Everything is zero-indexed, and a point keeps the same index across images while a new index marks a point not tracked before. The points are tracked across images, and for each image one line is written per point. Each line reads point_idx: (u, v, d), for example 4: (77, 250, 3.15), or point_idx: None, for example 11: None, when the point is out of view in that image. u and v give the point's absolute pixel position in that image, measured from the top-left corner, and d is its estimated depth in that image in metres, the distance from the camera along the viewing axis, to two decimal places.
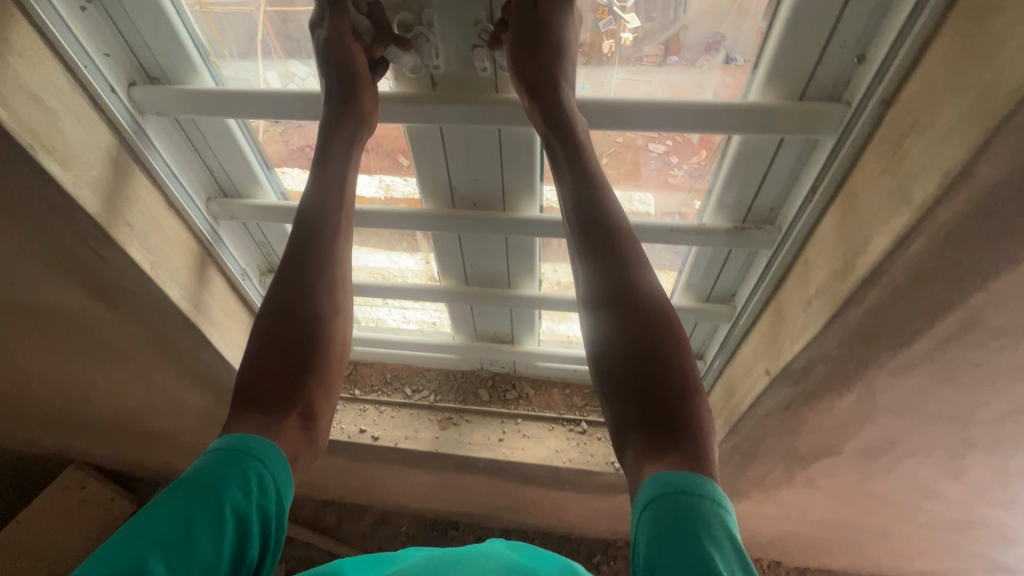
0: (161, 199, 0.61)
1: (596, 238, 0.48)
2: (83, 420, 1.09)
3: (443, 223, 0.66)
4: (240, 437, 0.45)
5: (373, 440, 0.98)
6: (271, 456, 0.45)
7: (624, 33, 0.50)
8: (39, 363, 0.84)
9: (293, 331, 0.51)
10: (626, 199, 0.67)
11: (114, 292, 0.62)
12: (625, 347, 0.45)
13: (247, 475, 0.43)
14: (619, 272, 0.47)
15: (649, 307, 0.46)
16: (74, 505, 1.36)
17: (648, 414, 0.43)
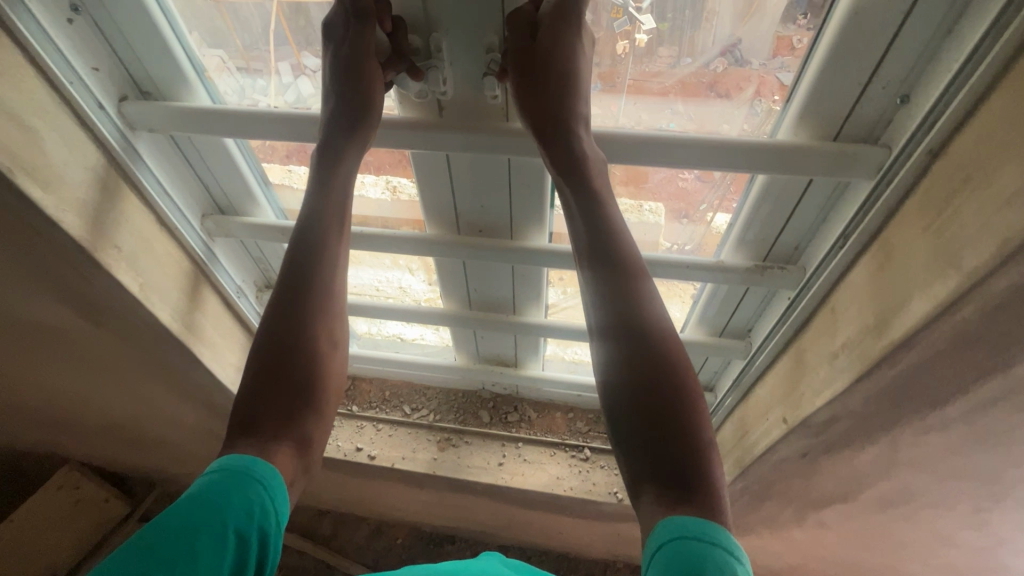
0: (152, 218, 0.58)
1: (608, 272, 0.45)
2: (76, 425, 1.07)
3: (448, 251, 0.63)
4: (240, 459, 0.43)
5: (369, 459, 0.96)
6: (274, 483, 0.43)
7: (639, 34, 0.45)
8: (29, 374, 0.81)
9: (283, 362, 0.48)
10: (635, 209, 0.62)
11: (102, 312, 0.60)
12: (635, 387, 0.42)
13: (248, 503, 0.41)
14: (630, 306, 0.44)
15: (660, 343, 0.43)
16: (68, 507, 1.32)
17: (658, 462, 0.40)
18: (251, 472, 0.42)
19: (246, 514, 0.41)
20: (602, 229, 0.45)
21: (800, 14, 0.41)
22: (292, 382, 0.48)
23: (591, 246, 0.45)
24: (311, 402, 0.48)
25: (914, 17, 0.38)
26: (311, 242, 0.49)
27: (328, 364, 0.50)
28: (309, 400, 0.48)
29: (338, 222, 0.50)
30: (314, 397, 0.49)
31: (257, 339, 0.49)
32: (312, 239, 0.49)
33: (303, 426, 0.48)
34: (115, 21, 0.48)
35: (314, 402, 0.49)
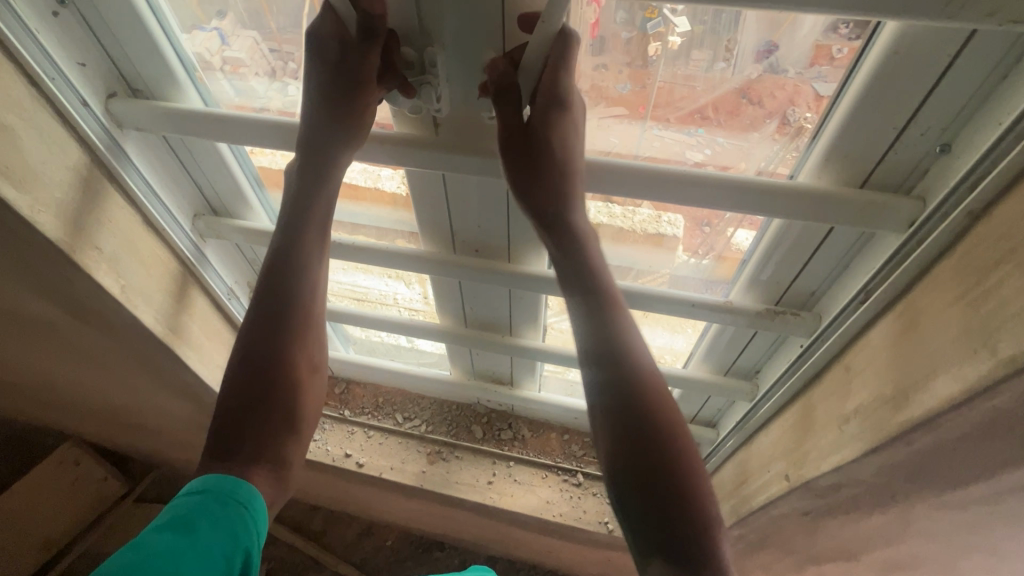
0: (138, 218, 0.56)
1: (590, 307, 0.44)
2: (71, 406, 1.06)
3: (441, 271, 0.60)
4: (222, 480, 0.41)
5: (358, 467, 0.94)
6: (258, 506, 0.41)
7: (673, 38, 0.39)
8: (21, 359, 0.81)
9: (262, 385, 0.45)
10: (653, 220, 0.55)
11: (86, 310, 0.58)
12: (624, 429, 0.41)
13: (232, 526, 0.39)
14: (612, 341, 0.43)
15: (643, 381, 0.42)
16: (67, 483, 1.32)
17: (650, 520, 0.39)
18: (235, 494, 0.40)
19: (231, 537, 0.38)
20: (583, 263, 0.45)
21: (843, 23, 0.35)
22: (268, 409, 0.45)
23: (579, 287, 0.44)
24: (287, 430, 0.46)
25: (961, 61, 0.33)
26: (288, 261, 0.47)
27: (306, 390, 0.48)
28: (286, 426, 0.46)
29: (319, 231, 0.48)
30: (292, 424, 0.46)
31: (229, 363, 0.46)
32: (292, 258, 0.47)
33: (279, 456, 0.45)
34: (101, 16, 0.46)
35: (292, 429, 0.47)
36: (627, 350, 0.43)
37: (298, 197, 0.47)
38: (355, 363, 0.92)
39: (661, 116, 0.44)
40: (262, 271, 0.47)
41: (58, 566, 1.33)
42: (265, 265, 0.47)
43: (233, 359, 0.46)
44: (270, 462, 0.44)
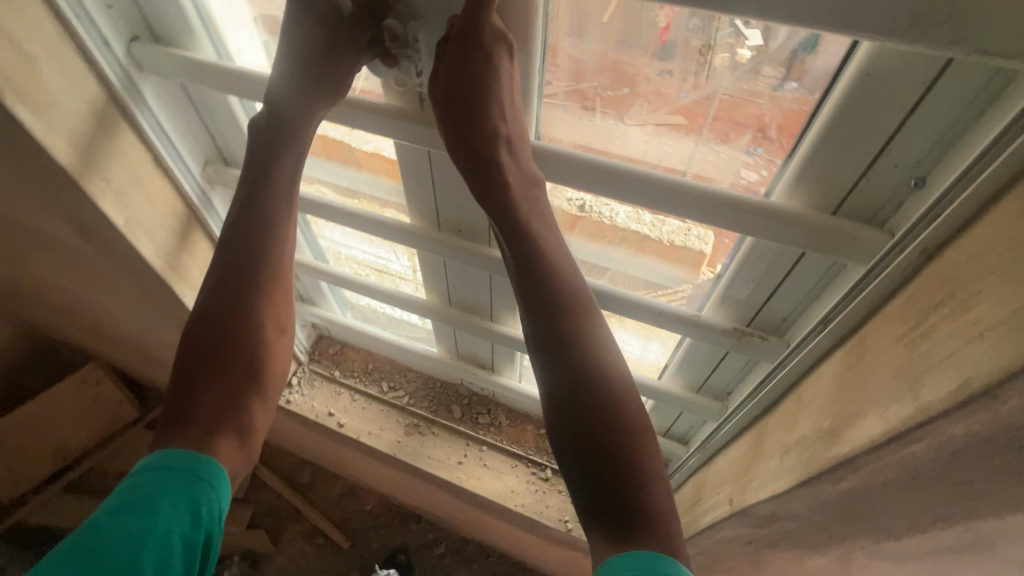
0: (149, 157, 0.60)
1: (538, 291, 0.42)
2: (92, 328, 1.14)
3: (423, 248, 0.62)
4: (182, 456, 0.43)
5: (338, 426, 0.97)
6: (219, 480, 0.44)
7: (742, 50, 0.36)
8: (46, 277, 0.88)
9: (223, 334, 0.48)
10: (681, 232, 0.52)
11: (95, 236, 0.63)
12: (575, 417, 0.41)
13: (194, 501, 0.42)
14: (561, 325, 0.42)
15: (594, 367, 0.42)
16: (87, 401, 1.40)
17: (603, 508, 0.40)
18: (195, 470, 0.43)
19: (192, 512, 0.42)
20: (536, 242, 0.43)
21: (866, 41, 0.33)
22: (230, 357, 0.48)
23: (528, 268, 0.43)
24: (248, 379, 0.49)
25: (936, 90, 0.32)
26: (252, 213, 0.49)
27: (268, 342, 0.51)
28: (247, 374, 0.49)
29: (290, 183, 0.50)
30: (253, 374, 0.49)
31: (194, 312, 0.49)
32: (259, 218, 0.49)
33: (238, 402, 0.48)
34: None
35: (253, 378, 0.50)
36: (590, 341, 0.42)
37: (269, 152, 0.49)
38: (350, 330, 0.95)
39: (702, 130, 0.42)
40: (226, 228, 0.49)
41: (73, 470, 1.45)
42: (228, 220, 0.49)
43: (196, 312, 0.49)
44: (226, 404, 0.47)
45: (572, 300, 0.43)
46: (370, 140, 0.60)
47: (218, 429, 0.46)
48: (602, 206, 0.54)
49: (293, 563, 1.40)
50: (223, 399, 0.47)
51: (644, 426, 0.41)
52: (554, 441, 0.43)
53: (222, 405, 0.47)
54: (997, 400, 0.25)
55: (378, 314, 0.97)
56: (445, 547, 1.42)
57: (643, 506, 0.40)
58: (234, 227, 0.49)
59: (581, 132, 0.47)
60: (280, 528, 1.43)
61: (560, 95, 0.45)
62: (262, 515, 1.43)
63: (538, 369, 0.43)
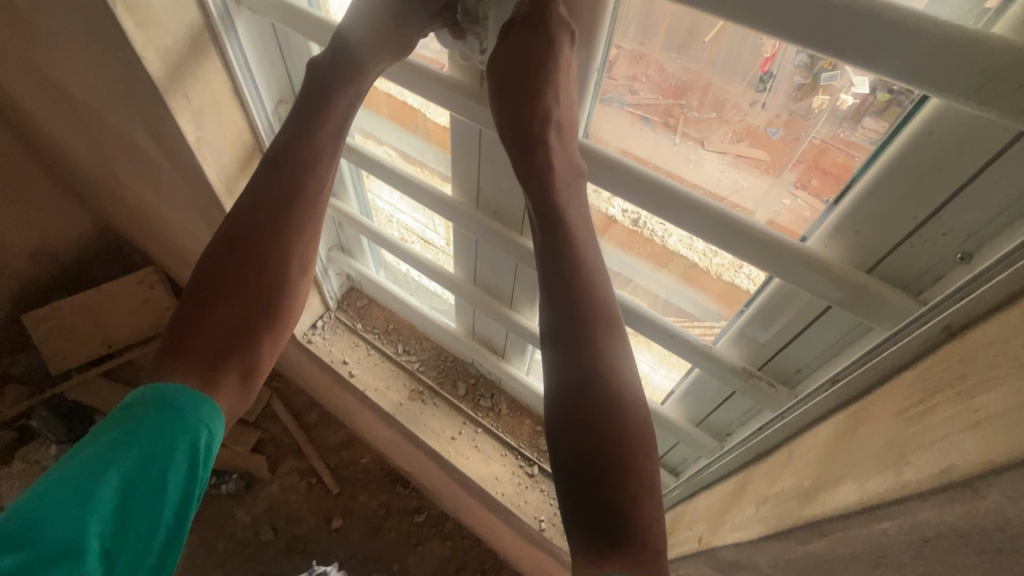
0: (228, 85, 0.64)
1: (558, 285, 0.43)
2: (155, 235, 1.24)
3: (457, 222, 0.63)
4: (181, 393, 0.46)
5: (348, 375, 1.01)
6: (213, 423, 0.47)
7: (843, 97, 0.34)
8: (124, 178, 0.96)
9: (245, 262, 0.51)
10: (732, 267, 0.50)
11: (168, 148, 0.68)
12: (575, 417, 0.42)
13: (190, 444, 0.45)
14: (575, 324, 0.42)
15: (601, 372, 0.42)
16: (138, 300, 1.54)
17: (582, 510, 0.41)
18: (192, 411, 0.46)
19: (189, 449, 0.45)
20: (565, 235, 0.43)
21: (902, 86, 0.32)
22: (247, 284, 0.51)
23: (554, 262, 0.43)
24: (262, 307, 0.52)
25: (1001, 163, 0.30)
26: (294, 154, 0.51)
27: (289, 278, 0.53)
28: (263, 303, 0.52)
29: (335, 129, 0.52)
30: (271, 306, 0.52)
31: (222, 236, 0.52)
32: (298, 159, 0.51)
33: (249, 328, 0.51)
34: None
35: (267, 308, 0.52)
36: (603, 344, 0.42)
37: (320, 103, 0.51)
38: (380, 289, 0.99)
39: (783, 171, 0.40)
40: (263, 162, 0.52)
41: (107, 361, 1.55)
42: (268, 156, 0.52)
43: (221, 237, 0.52)
44: (239, 329, 0.51)
45: (588, 304, 0.42)
46: (437, 114, 0.61)
47: (223, 348, 0.50)
48: (653, 224, 0.52)
49: (283, 496, 1.47)
50: (238, 322, 0.51)
51: (640, 444, 0.41)
52: (550, 435, 0.43)
53: (230, 327, 0.50)
54: (974, 492, 0.24)
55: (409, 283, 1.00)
56: (425, 517, 1.46)
57: (621, 519, 0.39)
58: (275, 162, 0.52)
59: (628, 139, 0.46)
60: (279, 459, 1.50)
61: (615, 97, 0.45)
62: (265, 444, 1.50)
63: (548, 362, 0.44)
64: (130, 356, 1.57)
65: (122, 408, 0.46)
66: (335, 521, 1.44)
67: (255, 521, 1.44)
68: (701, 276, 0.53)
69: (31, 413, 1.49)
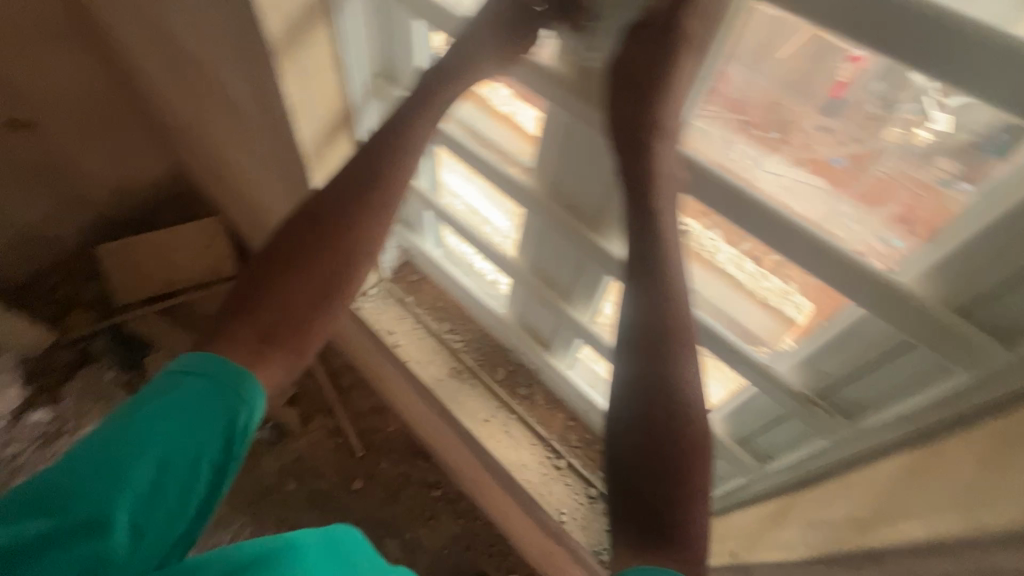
0: (332, 53, 0.67)
1: (651, 302, 0.48)
2: (227, 187, 1.30)
3: (533, 210, 0.65)
4: (222, 369, 0.53)
5: (393, 344, 1.05)
6: (250, 400, 0.53)
7: (920, 131, 0.37)
8: (212, 129, 1.01)
9: (320, 244, 0.61)
10: (780, 295, 0.52)
11: (267, 106, 0.72)
12: (643, 424, 0.47)
13: (229, 417, 0.51)
14: (659, 341, 0.48)
15: (674, 388, 0.48)
16: (200, 247, 1.63)
17: (632, 508, 0.46)
18: (231, 387, 0.52)
19: (225, 424, 0.51)
20: (657, 253, 0.49)
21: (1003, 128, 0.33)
22: (316, 263, 0.60)
23: (647, 278, 0.49)
24: (328, 284, 0.61)
25: None
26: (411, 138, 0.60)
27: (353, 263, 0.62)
28: (329, 281, 0.61)
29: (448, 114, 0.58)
30: (335, 284, 0.61)
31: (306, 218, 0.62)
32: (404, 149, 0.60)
33: (316, 301, 0.60)
34: None
35: (332, 287, 0.61)
36: (678, 362, 0.48)
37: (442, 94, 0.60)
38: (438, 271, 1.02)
39: (850, 192, 0.42)
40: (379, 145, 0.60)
41: (167, 300, 1.63)
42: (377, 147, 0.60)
43: (305, 217, 0.62)
44: (309, 299, 0.60)
45: (657, 330, 0.48)
46: (520, 108, 0.64)
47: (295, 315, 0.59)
48: (705, 241, 0.56)
49: (311, 451, 1.53)
50: (308, 294, 0.60)
51: (695, 457, 0.46)
52: (611, 439, 0.50)
53: (305, 296, 0.60)
54: None
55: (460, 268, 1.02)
56: (442, 493, 1.49)
57: (668, 524, 0.44)
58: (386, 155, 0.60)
59: (718, 152, 0.48)
60: (311, 415, 1.56)
61: (714, 109, 0.47)
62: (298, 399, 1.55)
63: (619, 375, 0.50)
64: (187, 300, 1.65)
65: (170, 377, 0.53)
66: (355, 482, 1.50)
67: (282, 470, 1.51)
68: (769, 294, 0.53)
69: (93, 340, 1.60)
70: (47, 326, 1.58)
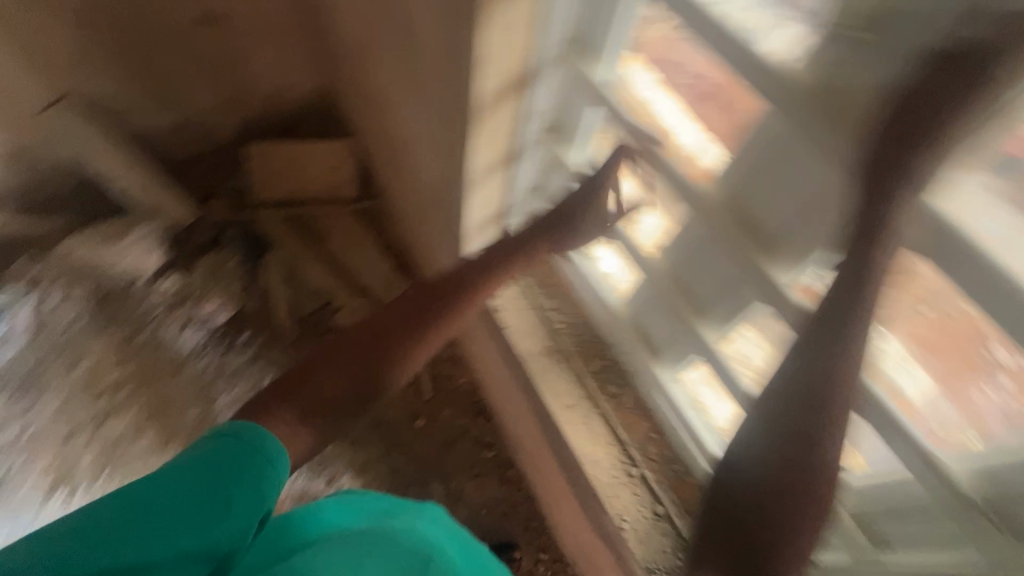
0: (534, 9, 0.63)
1: (815, 399, 0.61)
2: (375, 117, 1.37)
3: (707, 219, 0.65)
4: (250, 434, 0.75)
5: (494, 306, 1.07)
6: (274, 456, 0.74)
7: None
8: (385, 59, 1.04)
9: (470, 275, 0.99)
10: (905, 363, 0.60)
11: (454, 52, 0.71)
12: (767, 489, 0.66)
13: (239, 471, 0.70)
14: (805, 438, 0.63)
15: (806, 474, 0.64)
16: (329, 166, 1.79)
17: (734, 547, 0.68)
18: (255, 445, 0.73)
19: (262, 464, 0.73)
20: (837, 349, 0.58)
21: None
22: (452, 292, 0.99)
23: (819, 368, 0.60)
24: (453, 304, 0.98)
25: None
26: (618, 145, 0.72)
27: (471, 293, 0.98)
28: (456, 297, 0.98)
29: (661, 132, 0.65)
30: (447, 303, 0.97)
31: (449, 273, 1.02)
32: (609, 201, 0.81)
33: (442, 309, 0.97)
34: None
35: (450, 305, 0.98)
36: (815, 452, 0.63)
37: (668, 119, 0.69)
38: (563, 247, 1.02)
39: None
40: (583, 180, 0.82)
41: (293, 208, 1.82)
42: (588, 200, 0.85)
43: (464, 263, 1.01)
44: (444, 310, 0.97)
45: (822, 398, 0.61)
46: (704, 143, 0.67)
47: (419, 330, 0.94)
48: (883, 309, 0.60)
49: None
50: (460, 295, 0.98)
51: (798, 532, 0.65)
52: (727, 488, 0.70)
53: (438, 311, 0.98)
54: None
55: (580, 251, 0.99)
56: (494, 456, 1.53)
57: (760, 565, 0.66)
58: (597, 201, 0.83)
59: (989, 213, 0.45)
60: None
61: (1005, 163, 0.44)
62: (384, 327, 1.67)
63: (779, 449, 0.65)
64: (309, 211, 1.82)
65: (211, 438, 0.74)
66: (418, 420, 1.57)
67: None
68: (960, 379, 0.54)
69: (225, 227, 1.75)
70: (193, 202, 1.76)
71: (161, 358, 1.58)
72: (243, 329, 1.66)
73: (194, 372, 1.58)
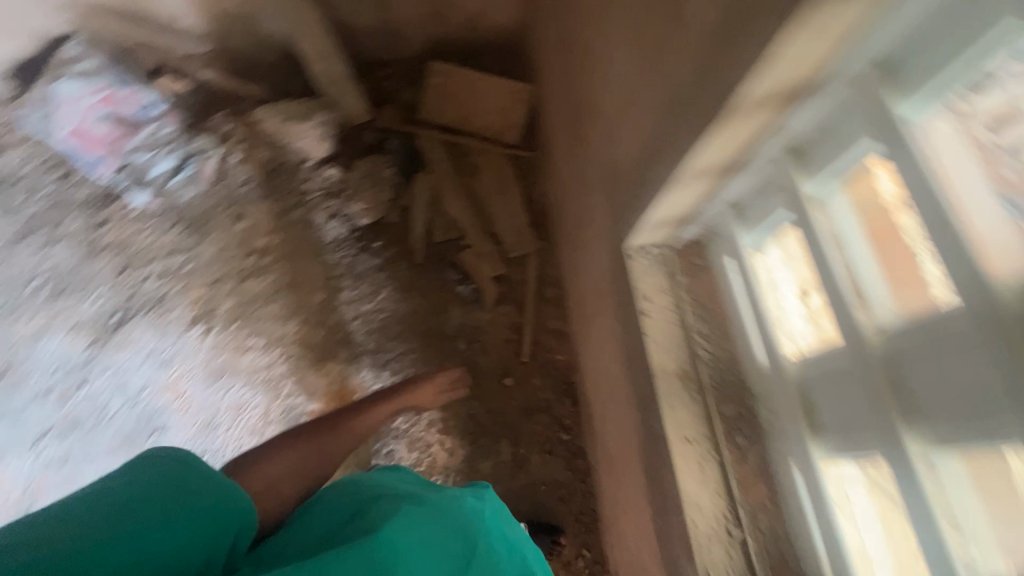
0: (860, 18, 0.53)
1: None
2: (575, 76, 1.33)
3: (988, 331, 0.52)
4: (164, 457, 0.74)
5: (640, 310, 1.00)
6: (211, 475, 0.74)
7: None
8: (623, 20, 0.97)
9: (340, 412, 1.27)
10: None
11: (731, 39, 0.63)
12: None
13: (176, 498, 0.69)
14: None
15: None
16: (500, 104, 1.82)
17: None
18: (172, 467, 0.73)
19: (199, 481, 0.73)
20: None
21: None
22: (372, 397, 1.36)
23: None
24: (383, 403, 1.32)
25: None
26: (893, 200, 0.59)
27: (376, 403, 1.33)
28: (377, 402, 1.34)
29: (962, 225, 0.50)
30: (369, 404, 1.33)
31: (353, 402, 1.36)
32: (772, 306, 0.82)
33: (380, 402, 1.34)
34: None
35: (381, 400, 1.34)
36: None
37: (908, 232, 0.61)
38: (745, 286, 0.91)
39: None
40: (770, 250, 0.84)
41: (454, 135, 1.85)
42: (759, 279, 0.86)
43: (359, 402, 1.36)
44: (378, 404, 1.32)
45: None
46: (1007, 228, 0.52)
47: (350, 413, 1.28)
48: None
49: (489, 328, 1.66)
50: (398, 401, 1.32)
51: None
52: None
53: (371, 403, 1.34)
54: None
55: (762, 296, 0.87)
56: (568, 439, 1.54)
57: None
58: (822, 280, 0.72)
59: None
60: (507, 301, 1.69)
61: None
62: (503, 278, 1.72)
63: None
64: (467, 145, 1.85)
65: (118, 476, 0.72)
66: (508, 379, 1.60)
67: (460, 327, 1.66)
68: None
69: (389, 136, 1.84)
70: (369, 103, 1.84)
71: (306, 238, 1.70)
72: (379, 237, 1.74)
73: (327, 260, 1.69)
